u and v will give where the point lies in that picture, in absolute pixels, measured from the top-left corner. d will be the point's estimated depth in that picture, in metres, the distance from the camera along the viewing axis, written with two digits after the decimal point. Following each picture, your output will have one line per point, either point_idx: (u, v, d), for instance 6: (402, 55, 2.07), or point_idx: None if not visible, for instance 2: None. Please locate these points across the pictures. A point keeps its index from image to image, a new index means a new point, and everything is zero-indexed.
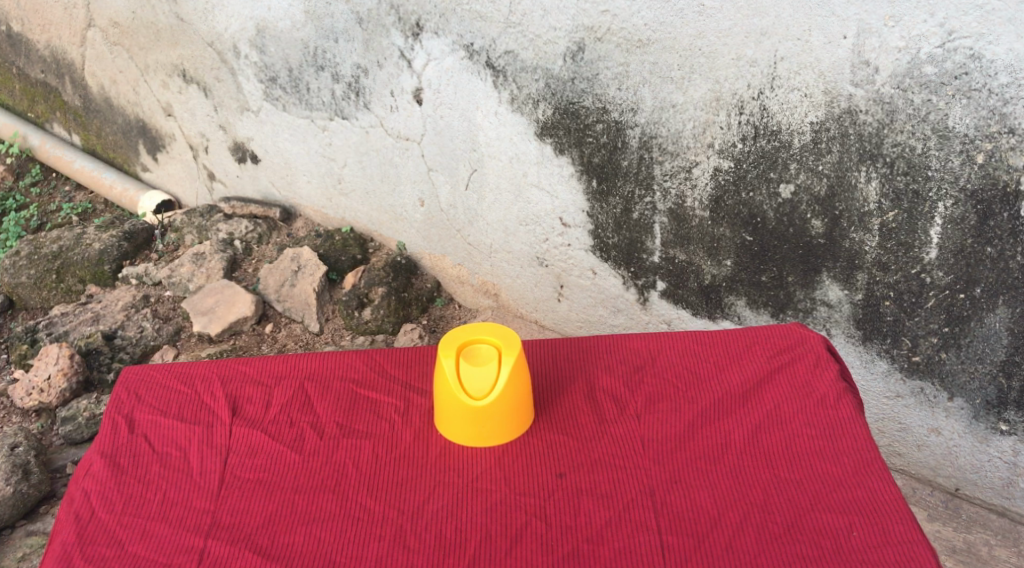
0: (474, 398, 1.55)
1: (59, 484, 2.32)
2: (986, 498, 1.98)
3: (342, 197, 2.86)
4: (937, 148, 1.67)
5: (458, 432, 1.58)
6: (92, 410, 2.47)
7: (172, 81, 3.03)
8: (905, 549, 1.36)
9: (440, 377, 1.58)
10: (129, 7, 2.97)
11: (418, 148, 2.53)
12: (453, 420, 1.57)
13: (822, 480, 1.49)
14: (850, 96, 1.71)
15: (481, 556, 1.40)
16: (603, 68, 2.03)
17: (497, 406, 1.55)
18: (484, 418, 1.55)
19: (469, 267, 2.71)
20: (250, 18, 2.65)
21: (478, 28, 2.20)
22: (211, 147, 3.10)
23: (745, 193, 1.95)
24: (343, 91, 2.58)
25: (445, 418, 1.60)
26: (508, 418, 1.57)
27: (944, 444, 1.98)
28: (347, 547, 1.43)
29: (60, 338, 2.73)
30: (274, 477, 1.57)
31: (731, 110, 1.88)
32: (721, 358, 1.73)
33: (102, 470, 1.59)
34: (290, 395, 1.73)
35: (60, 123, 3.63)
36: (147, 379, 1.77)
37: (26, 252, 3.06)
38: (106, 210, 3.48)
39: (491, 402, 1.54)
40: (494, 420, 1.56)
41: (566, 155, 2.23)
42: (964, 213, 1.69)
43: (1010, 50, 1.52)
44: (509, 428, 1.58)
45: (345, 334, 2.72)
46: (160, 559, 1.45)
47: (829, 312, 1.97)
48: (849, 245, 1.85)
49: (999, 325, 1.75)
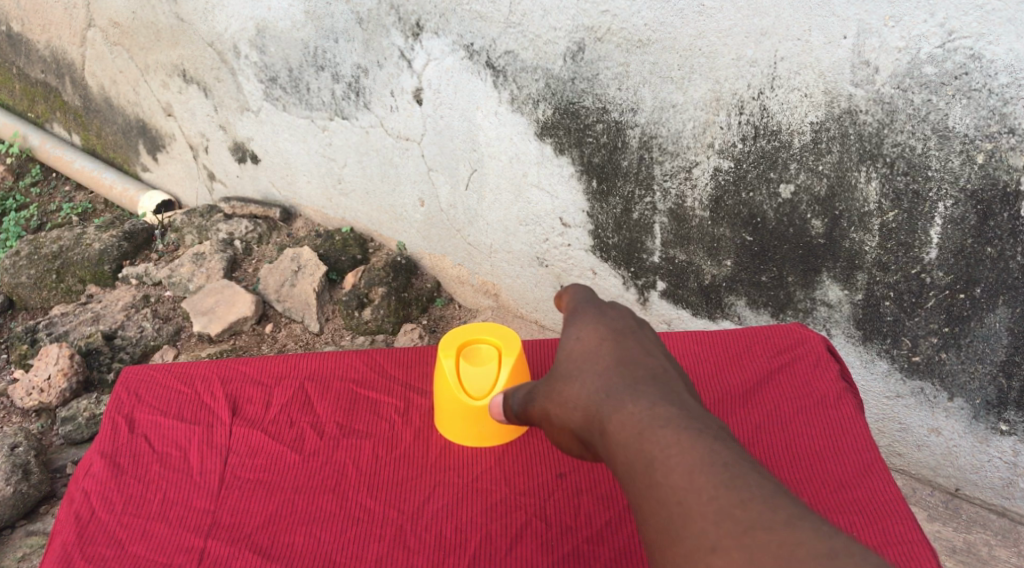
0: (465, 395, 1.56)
1: (60, 484, 2.32)
2: (987, 498, 1.98)
3: (342, 197, 2.86)
4: (937, 148, 1.66)
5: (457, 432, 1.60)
6: (92, 410, 2.47)
7: (172, 81, 3.03)
8: (906, 549, 1.36)
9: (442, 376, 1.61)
10: (130, 7, 2.96)
11: (418, 148, 2.53)
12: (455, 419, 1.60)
13: (823, 481, 1.49)
14: (850, 96, 1.71)
15: (481, 556, 1.42)
16: (603, 68, 2.03)
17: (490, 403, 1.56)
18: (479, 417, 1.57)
19: (469, 267, 2.71)
20: (250, 18, 2.64)
21: (478, 28, 2.20)
22: (211, 147, 3.10)
23: (745, 193, 1.95)
24: (343, 91, 2.58)
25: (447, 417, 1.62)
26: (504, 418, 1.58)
27: (945, 444, 1.98)
28: (348, 547, 1.44)
29: (60, 338, 2.73)
30: (274, 477, 1.57)
31: (731, 110, 1.88)
32: (721, 359, 1.73)
33: (102, 470, 1.59)
34: (290, 395, 1.73)
35: (60, 123, 3.63)
36: (147, 379, 1.77)
37: (26, 252, 3.06)
38: (106, 210, 3.48)
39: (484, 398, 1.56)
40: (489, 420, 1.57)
41: (566, 155, 2.23)
42: (964, 213, 1.69)
43: (1010, 50, 1.52)
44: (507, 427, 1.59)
45: (345, 334, 2.72)
46: (161, 559, 1.45)
47: (829, 312, 1.97)
48: (849, 245, 1.85)
49: (999, 325, 1.75)
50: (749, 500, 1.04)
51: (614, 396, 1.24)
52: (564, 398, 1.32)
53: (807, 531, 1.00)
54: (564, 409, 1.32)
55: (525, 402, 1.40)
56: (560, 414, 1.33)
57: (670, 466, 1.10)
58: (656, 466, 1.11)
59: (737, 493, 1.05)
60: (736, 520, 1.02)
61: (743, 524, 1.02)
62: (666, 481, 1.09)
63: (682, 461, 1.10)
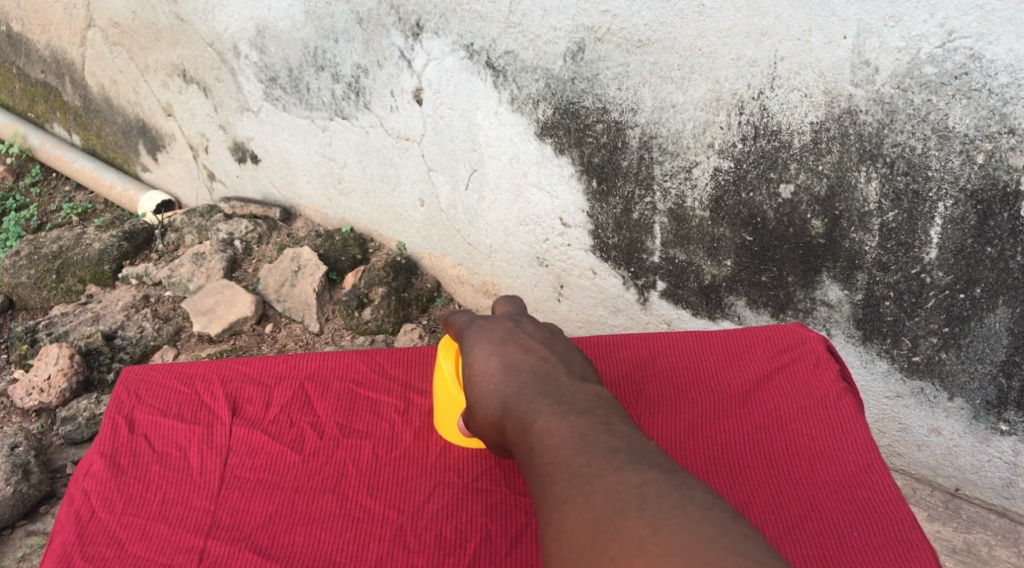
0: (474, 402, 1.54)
1: (59, 484, 2.32)
2: (986, 498, 1.98)
3: (342, 197, 2.86)
4: (936, 148, 1.66)
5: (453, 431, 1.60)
6: (93, 410, 2.47)
7: (172, 81, 3.03)
8: (906, 549, 1.37)
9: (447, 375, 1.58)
10: (129, 6, 2.96)
11: (418, 148, 2.54)
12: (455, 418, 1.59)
13: (822, 480, 1.49)
14: (850, 96, 1.71)
15: (482, 556, 1.43)
16: (603, 68, 2.03)
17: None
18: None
19: (469, 267, 2.71)
20: (250, 18, 2.64)
21: (478, 28, 2.20)
22: (211, 147, 3.10)
23: (745, 193, 1.95)
24: (343, 91, 2.58)
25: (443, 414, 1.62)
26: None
27: (944, 444, 1.98)
28: (348, 547, 1.45)
29: (60, 338, 2.73)
30: (274, 477, 1.57)
31: (731, 110, 1.88)
32: (721, 358, 1.73)
33: (102, 470, 1.59)
34: (290, 395, 1.73)
35: (60, 123, 3.63)
36: (147, 379, 1.77)
37: (26, 252, 3.05)
38: (106, 210, 3.48)
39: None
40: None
41: (566, 155, 2.23)
42: (964, 213, 1.69)
43: (1010, 51, 1.52)
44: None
45: (345, 335, 2.73)
46: (161, 559, 1.45)
47: (829, 312, 1.97)
48: (849, 245, 1.85)
49: (999, 325, 1.75)
50: (595, 458, 1.12)
51: (509, 409, 1.30)
52: (476, 417, 1.38)
53: (638, 476, 1.08)
54: (479, 427, 1.38)
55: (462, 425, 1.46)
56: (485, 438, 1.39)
57: (542, 449, 1.19)
58: (535, 453, 1.20)
59: (586, 453, 1.13)
60: (582, 475, 1.10)
61: (586, 477, 1.10)
62: (540, 462, 1.18)
63: (548, 442, 1.19)
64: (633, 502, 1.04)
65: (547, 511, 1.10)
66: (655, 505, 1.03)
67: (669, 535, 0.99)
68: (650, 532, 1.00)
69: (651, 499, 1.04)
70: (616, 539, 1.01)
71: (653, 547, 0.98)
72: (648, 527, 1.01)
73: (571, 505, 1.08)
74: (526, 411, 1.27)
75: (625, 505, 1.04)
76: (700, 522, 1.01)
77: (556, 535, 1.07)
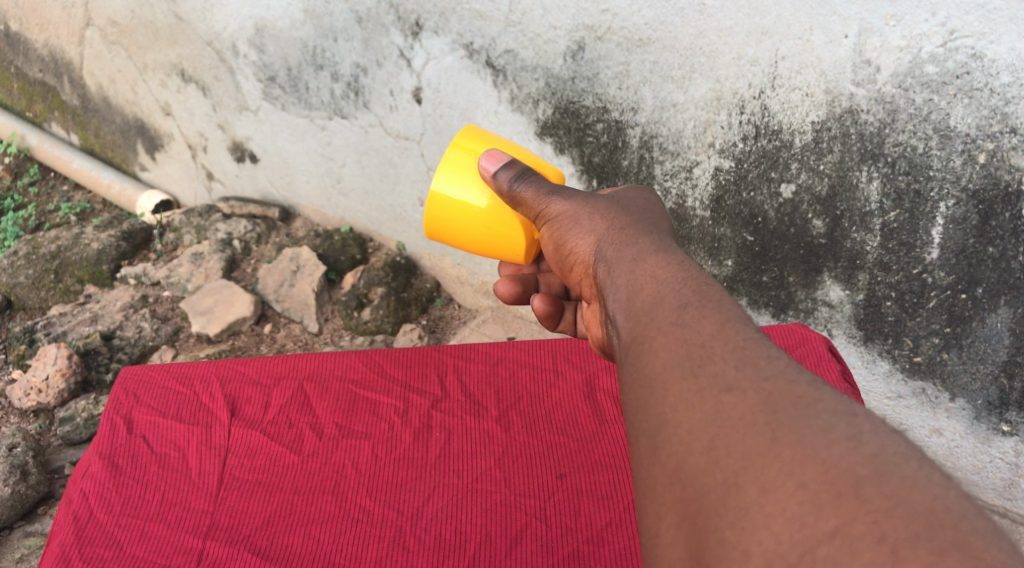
0: (492, 204, 1.31)
1: (59, 484, 2.32)
2: (989, 500, 1.97)
3: (342, 197, 2.85)
4: (938, 148, 1.66)
5: (454, 158, 1.33)
6: (91, 411, 2.47)
7: (171, 79, 3.01)
8: None
9: (528, 159, 1.34)
10: (128, 5, 2.94)
11: (418, 148, 2.53)
12: (472, 160, 1.32)
13: None
14: (851, 96, 1.70)
15: (482, 556, 1.42)
16: (603, 67, 2.02)
17: (486, 230, 1.33)
18: (465, 212, 1.33)
19: (469, 267, 2.71)
20: (249, 17, 2.62)
21: (478, 27, 2.19)
22: (210, 147, 3.09)
23: (745, 193, 1.94)
24: (342, 90, 2.57)
25: (474, 143, 1.34)
26: (465, 241, 1.37)
27: (946, 445, 1.96)
28: (347, 548, 1.44)
29: (59, 338, 2.71)
30: (273, 478, 1.57)
31: (732, 110, 1.87)
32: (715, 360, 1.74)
33: (101, 471, 1.59)
34: (289, 395, 1.73)
35: (59, 122, 3.62)
36: (145, 379, 1.76)
37: (25, 252, 3.03)
38: (104, 210, 3.48)
39: (497, 232, 1.33)
40: (463, 226, 1.34)
41: (566, 155, 2.23)
42: (965, 213, 1.68)
43: (1011, 50, 1.51)
44: (455, 242, 1.39)
45: (345, 335, 2.72)
46: (160, 560, 1.43)
47: (830, 312, 1.97)
48: (850, 245, 1.85)
49: (1001, 326, 1.74)
50: (779, 356, 0.83)
51: (664, 247, 1.04)
52: (602, 215, 1.14)
53: (842, 400, 0.78)
54: (591, 220, 1.14)
55: (540, 197, 1.20)
56: (576, 239, 1.14)
57: (703, 314, 0.88)
58: (683, 311, 0.90)
59: (764, 346, 0.84)
60: (759, 369, 0.81)
61: (768, 374, 0.81)
62: (692, 327, 0.87)
63: (716, 312, 0.89)
64: (839, 426, 0.75)
65: (695, 392, 0.81)
66: (876, 441, 0.73)
67: (897, 487, 0.69)
68: (872, 474, 0.71)
69: (867, 434, 0.74)
70: (815, 465, 0.72)
71: (875, 496, 0.69)
72: (869, 467, 0.71)
73: (740, 399, 0.79)
74: (686, 264, 0.98)
75: (830, 428, 0.75)
76: (947, 491, 0.69)
77: (707, 429, 0.79)
